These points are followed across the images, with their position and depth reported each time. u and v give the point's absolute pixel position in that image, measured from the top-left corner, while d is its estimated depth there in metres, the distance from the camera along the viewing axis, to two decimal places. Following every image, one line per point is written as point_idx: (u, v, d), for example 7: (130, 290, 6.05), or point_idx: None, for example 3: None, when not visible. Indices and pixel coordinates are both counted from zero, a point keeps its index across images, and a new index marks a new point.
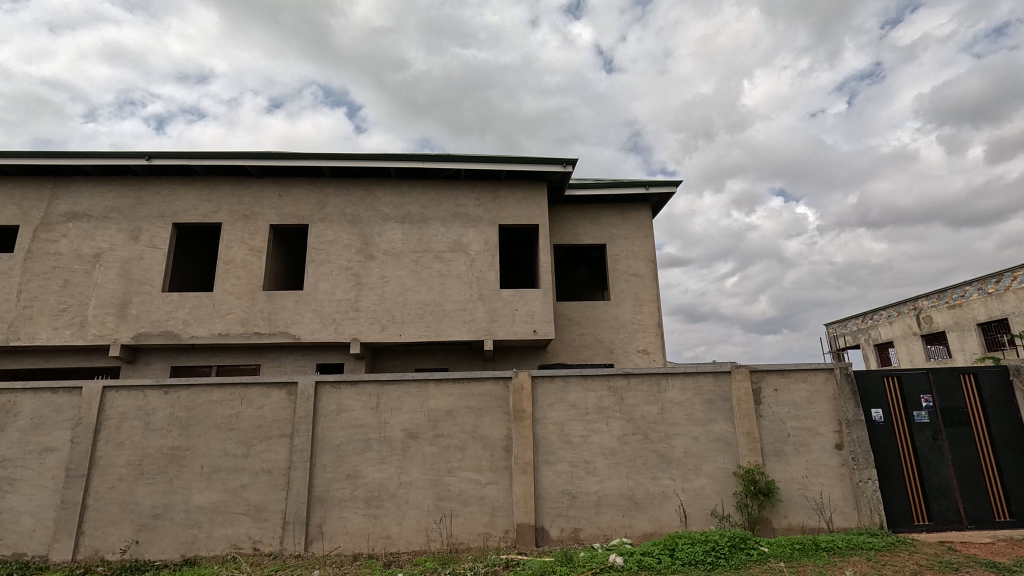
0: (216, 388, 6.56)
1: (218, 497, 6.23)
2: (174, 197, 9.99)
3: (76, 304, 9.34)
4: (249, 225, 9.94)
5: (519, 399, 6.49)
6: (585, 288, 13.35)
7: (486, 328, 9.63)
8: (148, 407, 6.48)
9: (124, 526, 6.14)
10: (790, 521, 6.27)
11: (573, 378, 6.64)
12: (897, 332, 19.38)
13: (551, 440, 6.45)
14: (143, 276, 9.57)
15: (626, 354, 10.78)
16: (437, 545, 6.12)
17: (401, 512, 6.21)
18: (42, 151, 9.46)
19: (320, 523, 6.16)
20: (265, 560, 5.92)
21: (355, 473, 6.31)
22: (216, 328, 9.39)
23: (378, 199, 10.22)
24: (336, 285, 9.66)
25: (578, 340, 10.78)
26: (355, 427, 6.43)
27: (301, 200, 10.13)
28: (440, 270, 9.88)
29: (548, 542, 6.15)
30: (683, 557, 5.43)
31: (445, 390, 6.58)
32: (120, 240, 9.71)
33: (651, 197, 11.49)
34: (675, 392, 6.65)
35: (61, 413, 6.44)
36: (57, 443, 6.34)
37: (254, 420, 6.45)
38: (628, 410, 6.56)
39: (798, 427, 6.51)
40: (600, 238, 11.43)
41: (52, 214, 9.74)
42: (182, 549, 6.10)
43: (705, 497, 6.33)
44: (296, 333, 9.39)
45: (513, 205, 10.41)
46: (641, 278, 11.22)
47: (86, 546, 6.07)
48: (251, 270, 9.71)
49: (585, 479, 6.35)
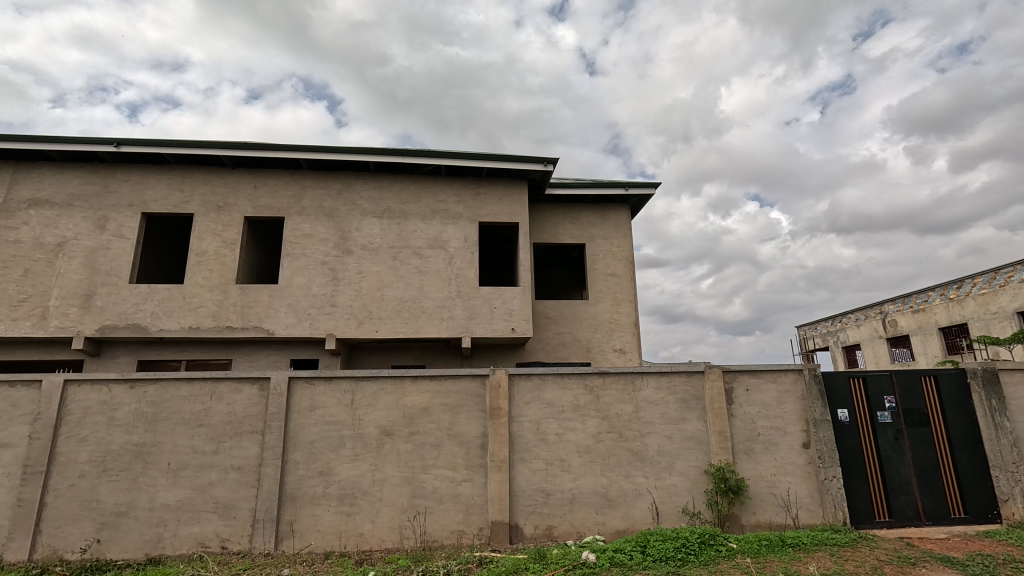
0: (186, 382, 6.38)
1: (185, 495, 6.08)
2: (144, 186, 9.69)
3: (37, 295, 8.98)
4: (222, 216, 9.70)
5: (496, 397, 6.49)
6: (563, 286, 13.42)
7: (464, 325, 9.61)
8: (113, 402, 6.27)
9: (85, 525, 5.94)
10: (758, 518, 6.42)
11: (550, 376, 6.68)
12: (864, 334, 19.99)
13: (527, 438, 6.47)
14: (109, 267, 9.25)
15: (603, 353, 10.88)
16: (411, 543, 6.09)
17: (373, 510, 6.15)
18: (3, 134, 9.06)
19: (291, 521, 6.07)
20: (233, 559, 5.80)
21: (327, 470, 6.22)
22: (186, 321, 9.14)
23: (356, 193, 10.09)
24: (312, 280, 9.50)
25: (556, 338, 10.84)
26: (329, 424, 6.34)
27: (277, 191, 9.93)
28: (419, 266, 9.80)
29: (522, 539, 6.17)
30: (654, 553, 5.51)
31: (421, 387, 6.54)
32: (85, 229, 9.36)
33: (630, 198, 11.62)
34: (650, 391, 6.74)
35: (19, 408, 6.18)
36: (13, 438, 6.09)
37: (224, 415, 6.30)
38: (603, 408, 6.62)
39: (768, 426, 6.67)
40: (579, 237, 11.51)
41: (13, 200, 9.35)
42: (146, 548, 5.93)
43: (677, 495, 6.44)
44: (269, 328, 9.21)
45: (494, 202, 10.39)
46: (619, 277, 11.33)
47: (44, 545, 5.85)
48: (224, 263, 9.47)
49: (560, 476, 6.39)
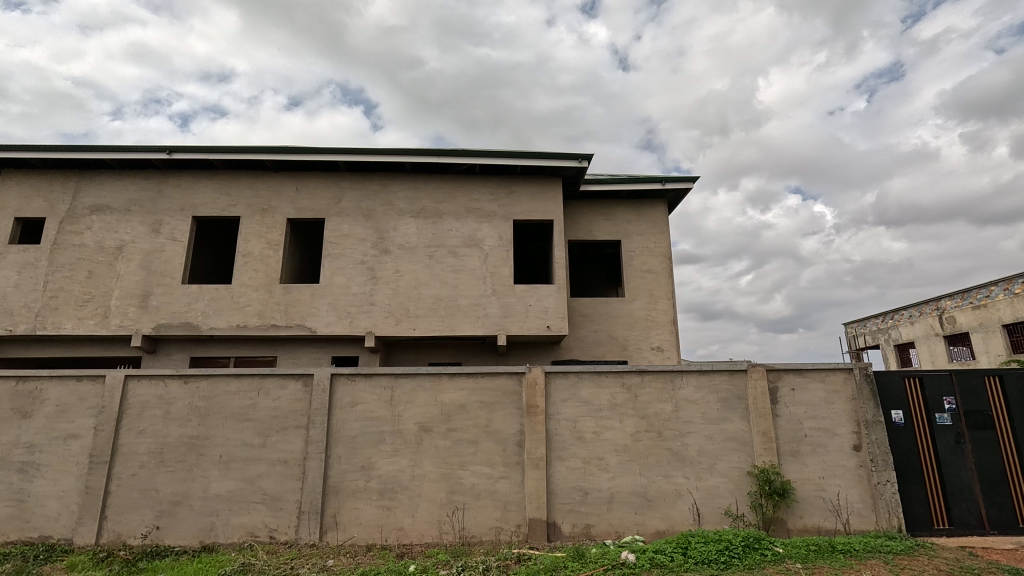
0: (235, 378, 6.66)
1: (235, 486, 6.34)
2: (194, 191, 10.14)
3: (99, 295, 9.54)
4: (266, 219, 10.06)
5: (532, 395, 6.49)
6: (598, 283, 13.30)
7: (499, 323, 9.65)
8: (168, 396, 6.61)
9: (145, 513, 6.29)
10: (805, 522, 6.19)
11: (586, 374, 6.63)
12: (919, 331, 18.96)
13: (564, 436, 6.44)
14: (163, 268, 9.74)
15: (641, 351, 10.72)
16: (450, 538, 6.16)
17: (413, 505, 6.26)
18: (66, 144, 9.68)
19: (335, 513, 6.25)
20: (281, 548, 6.02)
21: (368, 465, 6.37)
22: (234, 320, 9.53)
23: (392, 194, 10.27)
24: (351, 279, 9.74)
25: (592, 336, 10.74)
26: (370, 419, 6.49)
27: (317, 194, 10.22)
28: (454, 264, 9.90)
29: (560, 538, 6.15)
30: (696, 556, 5.39)
31: (458, 384, 6.61)
32: (141, 232, 9.89)
33: (667, 193, 11.36)
34: (690, 390, 6.59)
35: (85, 401, 6.60)
36: (80, 430, 6.50)
37: (271, 410, 6.54)
38: (641, 407, 6.53)
39: (815, 428, 6.42)
40: (614, 234, 11.37)
41: (77, 206, 9.96)
42: (201, 535, 6.22)
43: (719, 496, 6.28)
44: (312, 326, 9.50)
45: (528, 200, 10.38)
46: (655, 274, 11.13)
47: (109, 530, 6.23)
48: (268, 264, 9.83)
49: (598, 475, 6.33)
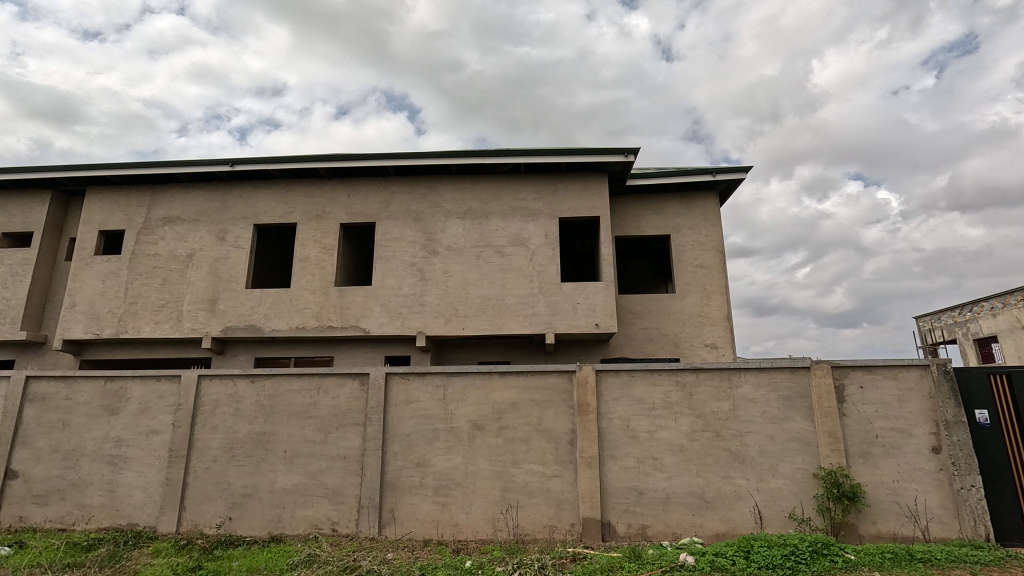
0: (297, 377, 6.98)
1: (299, 480, 6.65)
2: (254, 200, 10.70)
3: (173, 301, 10.24)
4: (321, 224, 10.48)
5: (583, 393, 6.44)
6: (647, 279, 13.04)
7: (547, 321, 9.63)
8: (237, 395, 7.00)
9: (219, 504, 6.69)
10: (879, 528, 5.83)
11: (639, 372, 6.51)
12: (1003, 325, 17.46)
13: (617, 435, 6.35)
14: (229, 274, 10.33)
15: (693, 348, 10.42)
16: (504, 535, 6.21)
17: (468, 501, 6.35)
18: (142, 161, 10.43)
19: (393, 508, 6.43)
20: (343, 541, 6.26)
21: (423, 462, 6.52)
22: (293, 322, 9.99)
23: (439, 196, 10.45)
24: (402, 281, 9.99)
25: (642, 334, 10.54)
26: (424, 417, 6.64)
27: (368, 199, 10.54)
28: (501, 264, 9.97)
29: (615, 538, 6.08)
30: (759, 560, 5.19)
31: (509, 383, 6.65)
32: (209, 241, 10.53)
33: (718, 185, 10.98)
34: (748, 388, 6.35)
35: (164, 399, 7.09)
36: (160, 426, 7.00)
37: (330, 408, 6.81)
38: (697, 406, 6.35)
39: (887, 428, 6.04)
40: (664, 229, 11.10)
41: (152, 218, 10.72)
42: (269, 527, 6.56)
43: (783, 499, 6.02)
44: (366, 327, 9.81)
45: (573, 197, 10.31)
46: (708, 269, 10.78)
47: (188, 519, 6.67)
48: (324, 268, 10.23)
49: (653, 475, 6.21)
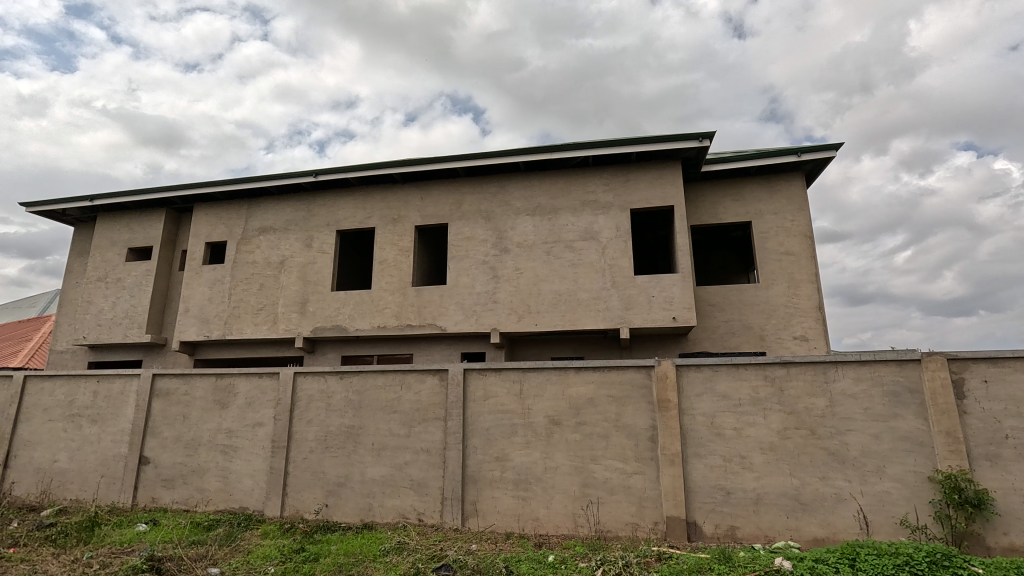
0: (381, 374, 7.34)
1: (387, 471, 7.00)
2: (336, 208, 11.36)
3: (269, 304, 11.12)
4: (397, 227, 10.93)
5: (663, 388, 6.26)
6: (727, 270, 12.42)
7: (622, 316, 9.45)
8: (329, 390, 7.49)
9: (316, 492, 7.20)
10: (1012, 539, 5.18)
11: (723, 367, 6.22)
12: None
13: (700, 432, 6.11)
14: (316, 278, 11.06)
15: (781, 341, 9.80)
16: (586, 531, 6.18)
17: (548, 496, 6.38)
18: (238, 177, 11.42)
19: (475, 501, 6.59)
20: (429, 530, 6.51)
21: (503, 456, 6.63)
22: (375, 321, 10.51)
23: (509, 194, 10.55)
24: (475, 279, 10.20)
25: (723, 326, 10.06)
26: (502, 412, 6.75)
27: (440, 200, 10.86)
28: (572, 259, 9.90)
29: (701, 538, 5.86)
30: (867, 569, 4.78)
31: (585, 378, 6.59)
32: (298, 247, 11.32)
33: (804, 165, 10.22)
34: (848, 383, 5.86)
35: (266, 394, 7.73)
36: (264, 419, 7.64)
37: (413, 403, 7.10)
38: (788, 402, 5.96)
39: (1019, 427, 5.35)
40: (744, 215, 10.50)
41: (249, 229, 11.71)
42: (361, 514, 6.96)
43: (892, 504, 5.51)
44: (442, 325, 10.13)
45: (645, 187, 10.01)
46: (795, 256, 10.08)
47: (290, 505, 7.23)
48: (401, 269, 10.67)
49: (741, 474, 5.91)
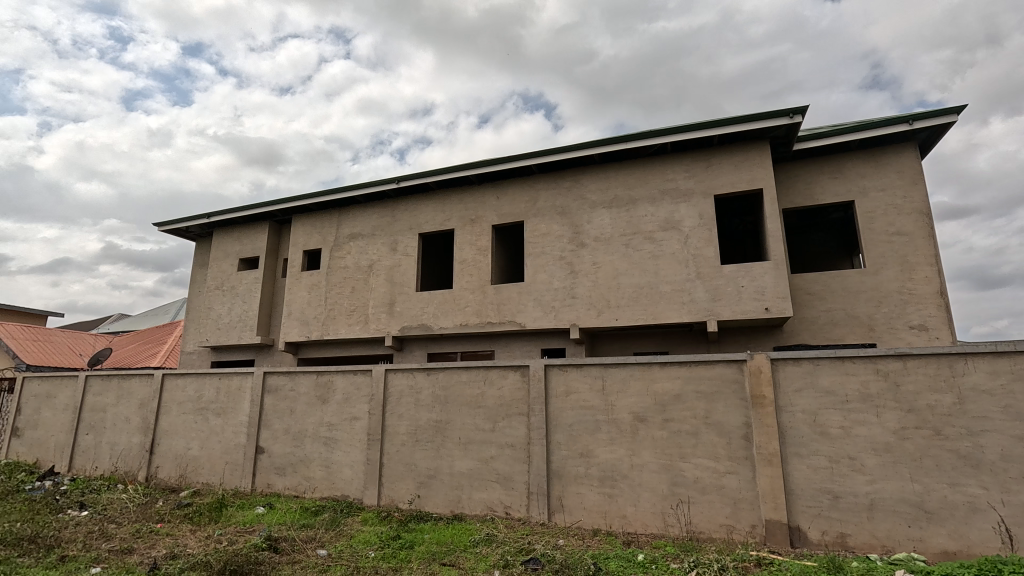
0: (465, 370, 7.57)
1: (473, 465, 7.20)
2: (418, 212, 11.86)
3: (360, 306, 11.85)
4: (475, 227, 11.20)
5: (757, 384, 5.88)
6: (827, 255, 11.41)
7: (708, 308, 9.01)
8: (417, 386, 7.84)
9: (409, 483, 7.58)
10: None
11: (825, 360, 5.73)
12: None
13: (802, 431, 5.67)
14: (402, 279, 11.61)
15: (894, 331, 8.84)
16: (676, 531, 5.97)
17: (635, 494, 6.24)
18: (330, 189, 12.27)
19: (560, 496, 6.60)
20: (517, 523, 6.62)
21: (587, 452, 6.57)
22: (457, 319, 10.85)
23: (584, 188, 10.42)
24: (553, 275, 10.19)
25: (824, 317, 9.25)
26: (585, 408, 6.69)
27: (516, 199, 10.96)
28: (652, 251, 9.58)
29: (807, 545, 5.44)
30: None
31: (671, 373, 6.36)
32: (384, 251, 11.96)
33: (917, 134, 9.12)
34: (981, 377, 5.16)
35: (361, 390, 8.26)
36: (360, 413, 8.17)
37: (496, 399, 7.25)
38: (906, 398, 5.36)
39: None
40: (845, 194, 9.58)
41: (340, 236, 12.55)
42: (451, 505, 7.23)
43: None
44: (522, 321, 10.24)
45: (730, 171, 9.45)
46: (909, 237, 9.03)
47: (386, 494, 7.67)
48: (480, 268, 10.92)
49: (851, 477, 5.41)
